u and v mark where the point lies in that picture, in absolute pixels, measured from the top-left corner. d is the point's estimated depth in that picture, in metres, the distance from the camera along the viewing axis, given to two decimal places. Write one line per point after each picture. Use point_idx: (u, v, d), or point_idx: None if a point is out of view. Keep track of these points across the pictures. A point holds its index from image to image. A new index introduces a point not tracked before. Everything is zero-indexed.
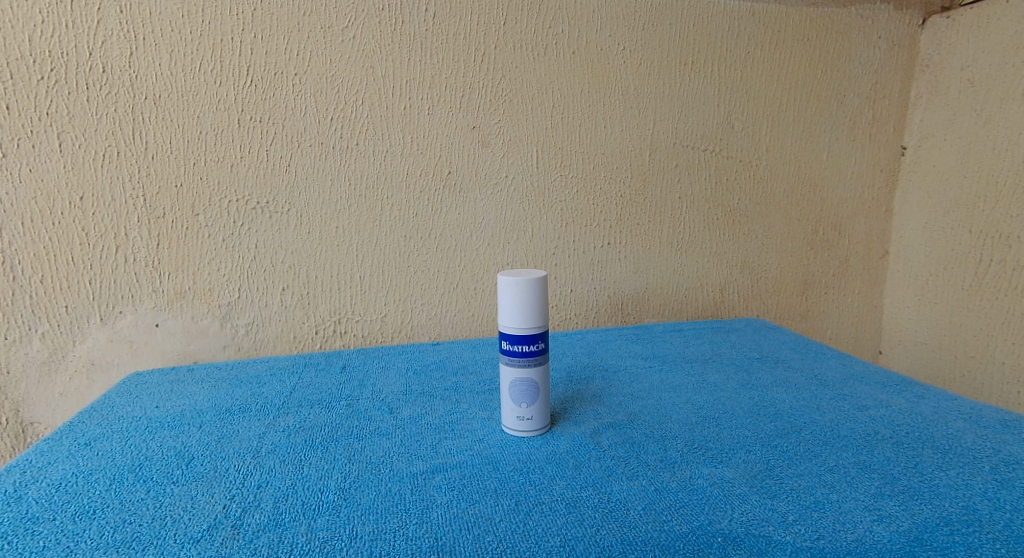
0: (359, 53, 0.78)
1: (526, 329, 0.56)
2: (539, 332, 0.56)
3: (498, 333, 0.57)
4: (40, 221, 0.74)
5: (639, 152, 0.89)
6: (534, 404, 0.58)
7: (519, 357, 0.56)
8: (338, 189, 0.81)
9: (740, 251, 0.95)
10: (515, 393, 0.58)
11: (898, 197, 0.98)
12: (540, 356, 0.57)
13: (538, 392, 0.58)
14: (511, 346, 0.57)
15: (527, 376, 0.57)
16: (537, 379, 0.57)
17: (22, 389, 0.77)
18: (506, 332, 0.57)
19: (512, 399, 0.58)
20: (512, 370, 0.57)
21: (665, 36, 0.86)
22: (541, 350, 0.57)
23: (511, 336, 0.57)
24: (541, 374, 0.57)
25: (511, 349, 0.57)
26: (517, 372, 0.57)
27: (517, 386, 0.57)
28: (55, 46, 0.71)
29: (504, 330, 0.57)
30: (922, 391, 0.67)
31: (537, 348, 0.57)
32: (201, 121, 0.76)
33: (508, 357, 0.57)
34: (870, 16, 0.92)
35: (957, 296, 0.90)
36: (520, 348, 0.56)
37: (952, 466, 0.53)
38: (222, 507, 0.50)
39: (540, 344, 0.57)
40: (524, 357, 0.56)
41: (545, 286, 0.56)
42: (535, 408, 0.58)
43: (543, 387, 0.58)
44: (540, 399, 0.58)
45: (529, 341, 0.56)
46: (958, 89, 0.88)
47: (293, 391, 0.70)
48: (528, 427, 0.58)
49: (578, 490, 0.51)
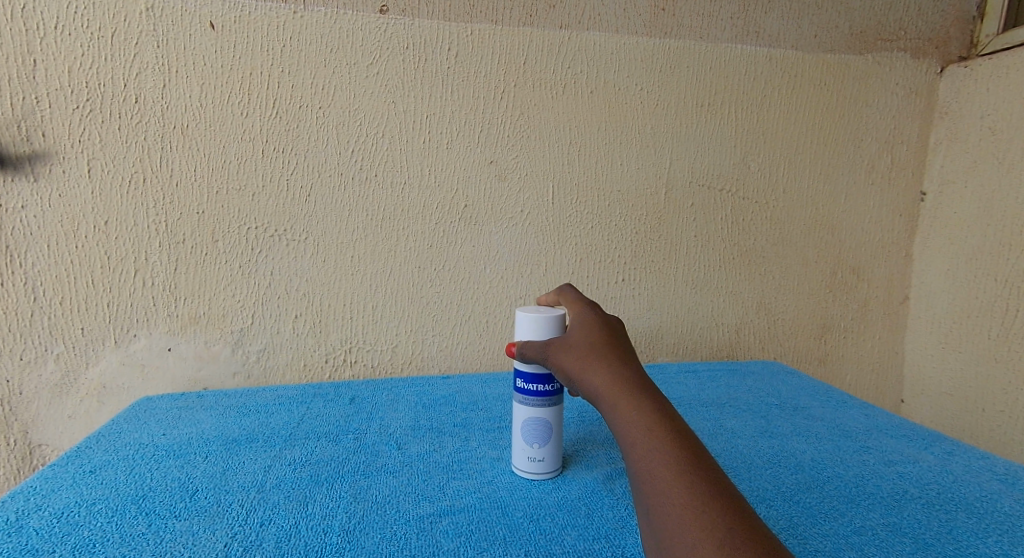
0: (382, 89, 0.80)
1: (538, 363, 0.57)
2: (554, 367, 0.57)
3: (514, 370, 0.57)
4: (64, 245, 0.75)
5: (654, 191, 0.89)
6: (548, 443, 0.57)
7: (533, 390, 0.57)
8: (355, 219, 0.82)
9: (756, 293, 0.94)
10: (527, 430, 0.57)
11: (917, 242, 0.97)
12: (555, 391, 0.57)
13: (550, 434, 0.57)
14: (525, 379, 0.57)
15: (541, 410, 0.57)
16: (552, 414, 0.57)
17: (31, 410, 0.77)
18: (522, 370, 0.57)
19: (524, 439, 0.57)
20: (525, 404, 0.57)
21: (682, 78, 0.87)
22: (556, 389, 0.57)
23: (526, 373, 0.57)
24: (555, 410, 0.57)
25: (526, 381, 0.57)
26: (530, 406, 0.57)
27: (530, 423, 0.57)
28: (93, 77, 0.73)
29: (520, 366, 0.57)
30: (950, 446, 0.65)
31: (551, 388, 0.57)
32: (226, 150, 0.77)
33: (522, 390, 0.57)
34: (887, 64, 0.92)
35: (983, 347, 0.88)
36: (535, 386, 0.56)
37: (989, 533, 0.51)
38: (223, 545, 0.49)
39: (554, 383, 0.57)
40: (538, 391, 0.56)
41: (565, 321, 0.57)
42: (548, 447, 0.57)
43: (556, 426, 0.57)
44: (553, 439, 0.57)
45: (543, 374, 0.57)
46: (978, 138, 0.88)
47: (301, 422, 0.69)
48: (540, 468, 0.57)
49: (591, 542, 0.49)
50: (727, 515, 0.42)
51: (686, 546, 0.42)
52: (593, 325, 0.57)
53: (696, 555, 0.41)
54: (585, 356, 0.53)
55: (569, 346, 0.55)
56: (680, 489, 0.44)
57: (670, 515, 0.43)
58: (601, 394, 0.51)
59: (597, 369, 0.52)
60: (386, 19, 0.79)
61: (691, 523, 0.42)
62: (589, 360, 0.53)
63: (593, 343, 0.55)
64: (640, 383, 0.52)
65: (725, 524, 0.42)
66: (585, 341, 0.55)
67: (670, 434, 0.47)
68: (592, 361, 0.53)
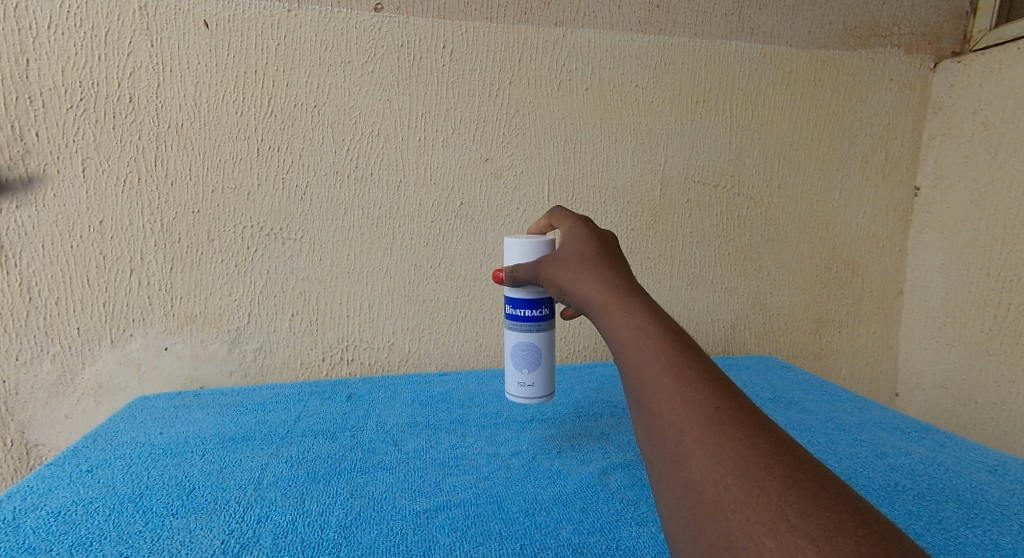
0: (377, 87, 0.80)
1: (521, 295, 0.62)
2: (536, 297, 0.61)
3: (504, 298, 0.63)
4: (59, 245, 0.75)
5: (649, 188, 0.89)
6: (537, 369, 0.63)
7: (516, 321, 0.62)
8: (351, 217, 0.82)
9: (751, 288, 0.94)
10: (515, 358, 0.63)
11: (911, 237, 0.97)
12: (539, 320, 0.62)
13: (539, 358, 0.62)
14: (510, 311, 0.63)
15: (525, 339, 0.62)
16: (536, 342, 0.62)
17: (28, 410, 0.77)
18: (511, 298, 0.62)
19: (515, 364, 0.63)
20: (511, 334, 0.63)
21: (677, 75, 0.87)
22: (542, 316, 0.62)
23: (515, 301, 0.62)
24: (539, 337, 0.62)
25: (510, 314, 0.63)
26: (515, 335, 0.62)
27: (517, 351, 0.63)
28: (86, 76, 0.73)
29: (510, 295, 0.62)
30: (942, 439, 0.66)
31: (538, 314, 0.62)
32: (221, 149, 0.77)
33: (508, 322, 0.63)
34: (880, 59, 0.92)
35: (976, 340, 0.89)
36: (523, 313, 0.62)
37: (978, 523, 0.51)
38: (220, 542, 0.49)
39: (541, 310, 0.62)
40: (521, 321, 0.62)
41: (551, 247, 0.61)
42: (537, 373, 0.63)
43: (543, 352, 0.62)
44: (541, 366, 0.63)
45: (525, 305, 0.62)
46: (971, 132, 0.88)
47: (298, 420, 0.69)
48: (531, 393, 0.63)
49: (586, 535, 0.50)
50: (716, 399, 0.41)
51: (674, 428, 0.41)
52: (585, 240, 0.58)
53: (685, 438, 0.40)
54: (576, 269, 0.55)
55: (560, 265, 0.56)
56: (668, 379, 0.43)
57: (662, 399, 0.43)
58: (593, 301, 0.52)
59: (588, 278, 0.53)
60: (380, 17, 0.78)
61: (679, 407, 0.41)
62: (580, 272, 0.54)
63: (584, 255, 0.56)
64: (630, 287, 0.52)
65: (713, 407, 0.41)
66: (576, 254, 0.56)
67: (658, 325, 0.47)
68: (583, 272, 0.54)
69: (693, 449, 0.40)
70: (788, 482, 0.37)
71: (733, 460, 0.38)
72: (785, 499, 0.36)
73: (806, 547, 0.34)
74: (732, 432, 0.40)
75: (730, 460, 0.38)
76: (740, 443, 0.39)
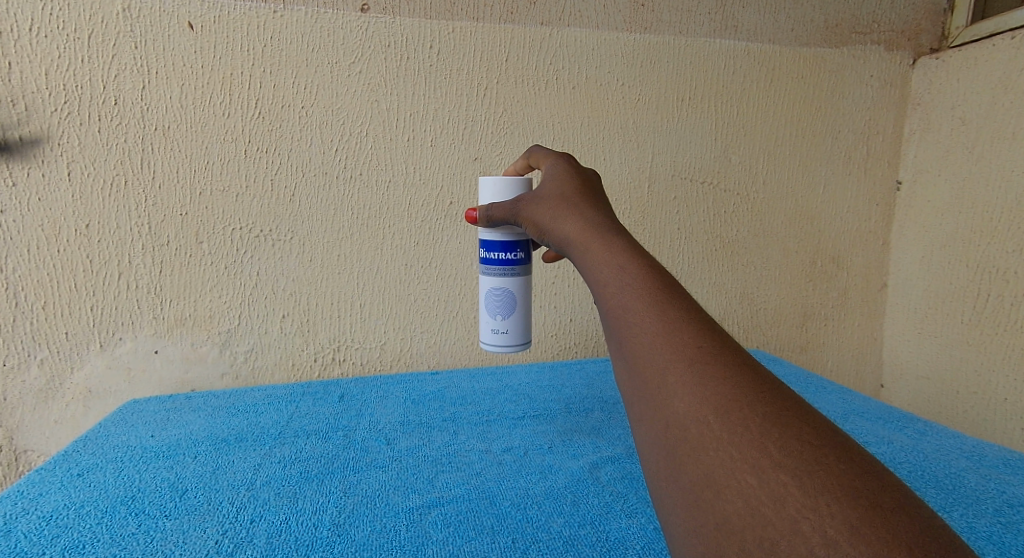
0: (365, 87, 0.80)
1: (497, 238, 0.63)
2: (511, 241, 0.63)
3: (481, 244, 0.64)
4: (45, 249, 0.75)
5: (638, 184, 0.90)
6: (511, 316, 0.64)
7: (492, 266, 0.64)
8: (340, 217, 0.82)
9: (739, 283, 0.96)
10: (490, 306, 0.64)
11: (894, 230, 0.99)
12: (513, 267, 0.63)
13: (514, 305, 0.64)
14: (486, 257, 0.64)
15: (502, 286, 0.64)
16: (510, 289, 0.64)
17: (16, 416, 0.76)
18: (489, 243, 0.63)
19: (490, 312, 0.65)
20: (486, 281, 0.64)
21: (663, 73, 0.88)
22: (517, 261, 0.63)
23: (492, 247, 0.63)
24: (513, 284, 0.64)
25: (486, 259, 0.64)
26: (490, 282, 0.64)
27: (492, 298, 0.64)
28: (70, 80, 0.72)
29: (487, 240, 0.63)
30: (923, 428, 0.67)
31: (512, 259, 0.63)
32: (208, 151, 0.77)
33: (483, 268, 0.64)
34: (860, 56, 0.94)
35: (957, 330, 0.90)
36: (498, 257, 0.63)
37: (956, 507, 0.53)
38: (214, 542, 0.49)
39: (516, 254, 0.63)
40: (495, 267, 0.63)
41: (528, 187, 0.62)
42: (511, 321, 0.64)
43: (517, 299, 0.64)
44: (515, 313, 0.64)
45: (500, 250, 0.63)
46: (950, 127, 0.90)
47: (291, 420, 0.70)
48: (504, 341, 0.65)
49: (577, 527, 0.50)
50: (699, 337, 0.39)
51: (657, 366, 0.38)
52: (567, 179, 0.55)
53: (668, 377, 0.38)
54: (557, 210, 0.52)
55: (543, 207, 0.54)
56: (647, 315, 0.40)
57: (643, 336, 0.40)
58: (574, 243, 0.49)
59: (569, 218, 0.51)
60: (367, 18, 0.79)
61: (661, 345, 0.39)
62: (561, 213, 0.52)
63: (565, 194, 0.53)
64: (613, 226, 0.49)
65: (695, 345, 0.38)
66: (558, 193, 0.54)
67: (639, 261, 0.44)
68: (563, 212, 0.52)
69: (674, 388, 0.37)
70: (773, 420, 0.34)
71: (716, 398, 0.36)
72: (768, 436, 0.34)
73: (790, 483, 0.32)
74: (715, 371, 0.37)
75: (712, 399, 0.36)
76: (723, 380, 0.36)
